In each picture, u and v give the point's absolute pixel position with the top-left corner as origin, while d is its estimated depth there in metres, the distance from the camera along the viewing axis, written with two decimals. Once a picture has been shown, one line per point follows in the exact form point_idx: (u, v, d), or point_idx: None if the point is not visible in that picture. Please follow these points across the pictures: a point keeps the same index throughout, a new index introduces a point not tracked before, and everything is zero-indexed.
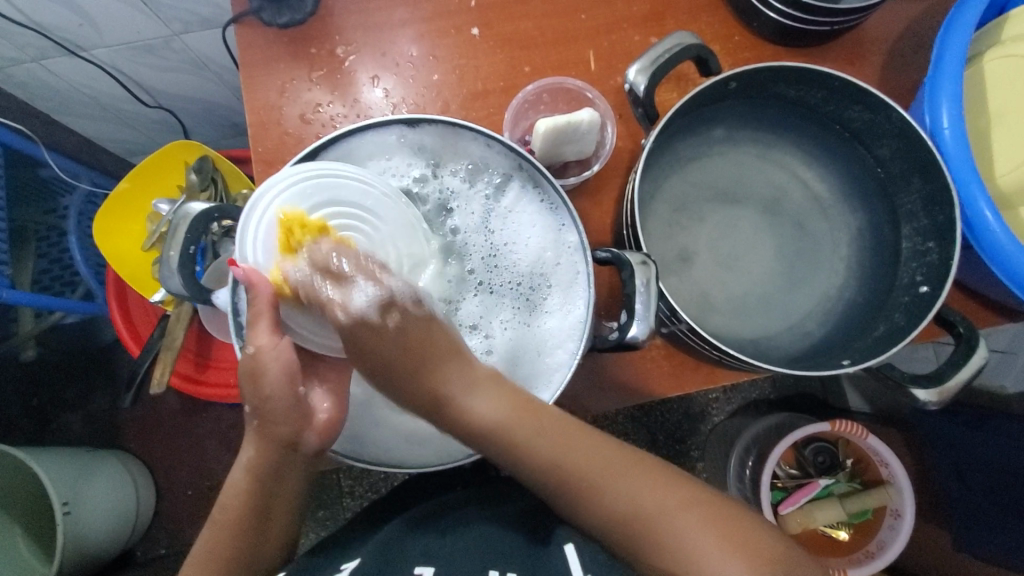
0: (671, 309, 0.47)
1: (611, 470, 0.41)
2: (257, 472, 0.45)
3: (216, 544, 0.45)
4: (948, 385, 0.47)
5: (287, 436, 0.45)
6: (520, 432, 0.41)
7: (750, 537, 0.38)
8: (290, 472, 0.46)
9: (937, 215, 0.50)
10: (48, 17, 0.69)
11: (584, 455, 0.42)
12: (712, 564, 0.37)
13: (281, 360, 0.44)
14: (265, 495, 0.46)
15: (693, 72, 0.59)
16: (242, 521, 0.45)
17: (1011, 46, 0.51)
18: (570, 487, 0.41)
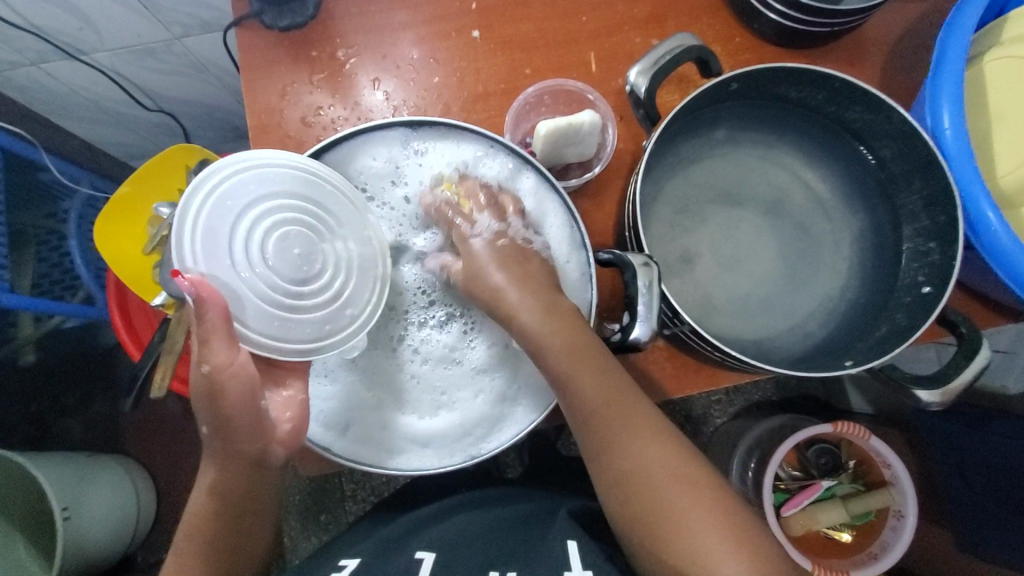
0: (673, 310, 0.47)
1: (665, 459, 0.43)
2: (223, 493, 0.45)
3: (191, 564, 0.45)
4: (952, 385, 0.47)
5: (254, 453, 0.44)
6: (594, 396, 0.44)
7: (750, 537, 0.41)
8: (259, 483, 0.46)
9: (939, 215, 0.50)
10: (49, 21, 0.69)
11: (624, 415, 0.44)
12: (709, 550, 0.40)
13: (239, 373, 0.41)
14: (234, 513, 0.46)
15: (694, 73, 0.59)
16: (214, 537, 0.46)
17: (1012, 46, 0.51)
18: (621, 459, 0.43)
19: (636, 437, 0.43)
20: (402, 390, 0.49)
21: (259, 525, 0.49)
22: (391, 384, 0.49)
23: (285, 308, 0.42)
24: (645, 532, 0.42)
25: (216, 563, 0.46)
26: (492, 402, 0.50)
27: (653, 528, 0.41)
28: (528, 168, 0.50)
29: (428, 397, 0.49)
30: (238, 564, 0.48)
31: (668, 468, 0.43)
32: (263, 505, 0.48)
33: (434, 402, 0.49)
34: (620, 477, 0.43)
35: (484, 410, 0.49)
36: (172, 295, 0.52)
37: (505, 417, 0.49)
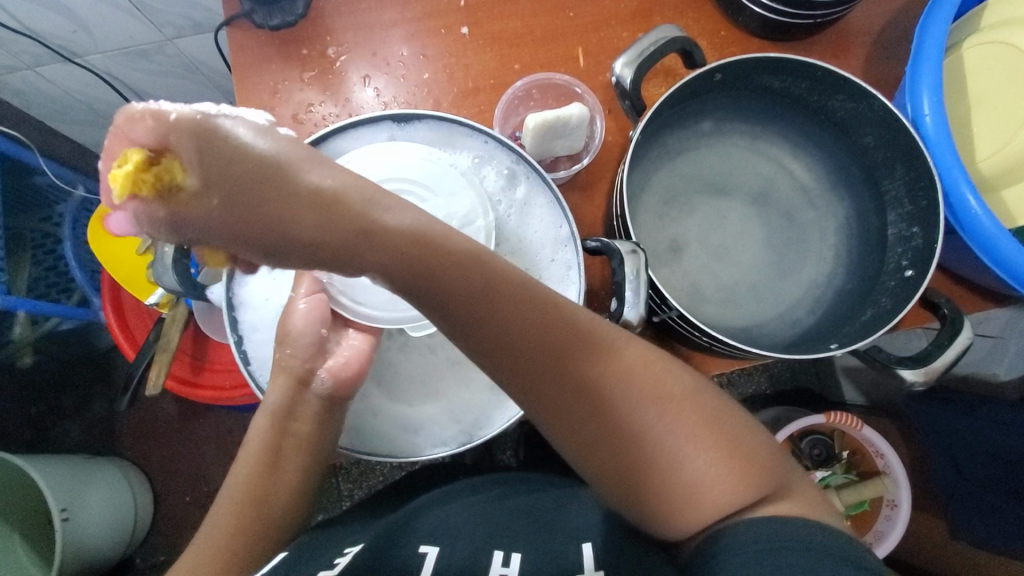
0: (660, 296, 0.48)
1: (643, 397, 0.41)
2: (279, 408, 0.49)
3: (247, 479, 0.48)
4: (934, 366, 0.48)
5: (302, 372, 0.48)
6: (548, 362, 0.40)
7: (728, 437, 0.41)
8: (302, 410, 0.49)
9: (920, 199, 0.51)
10: (44, 25, 0.70)
11: (582, 352, 0.40)
12: (688, 464, 0.40)
13: (309, 309, 0.47)
14: (286, 437, 0.49)
15: (680, 66, 0.60)
16: (268, 453, 0.49)
17: (990, 33, 0.52)
18: (586, 397, 0.41)
19: (608, 385, 0.41)
20: (394, 384, 0.51)
21: (305, 464, 0.50)
22: (401, 380, 0.50)
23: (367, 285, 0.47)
24: (622, 471, 0.41)
25: (263, 484, 0.48)
26: (484, 391, 0.50)
27: (637, 479, 0.40)
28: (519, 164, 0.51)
29: (418, 386, 0.50)
30: (274, 502, 0.48)
31: (635, 395, 0.41)
32: (310, 437, 0.49)
33: (422, 392, 0.50)
34: (585, 418, 0.41)
35: (474, 398, 0.50)
36: (166, 289, 0.52)
37: (495, 406, 0.49)
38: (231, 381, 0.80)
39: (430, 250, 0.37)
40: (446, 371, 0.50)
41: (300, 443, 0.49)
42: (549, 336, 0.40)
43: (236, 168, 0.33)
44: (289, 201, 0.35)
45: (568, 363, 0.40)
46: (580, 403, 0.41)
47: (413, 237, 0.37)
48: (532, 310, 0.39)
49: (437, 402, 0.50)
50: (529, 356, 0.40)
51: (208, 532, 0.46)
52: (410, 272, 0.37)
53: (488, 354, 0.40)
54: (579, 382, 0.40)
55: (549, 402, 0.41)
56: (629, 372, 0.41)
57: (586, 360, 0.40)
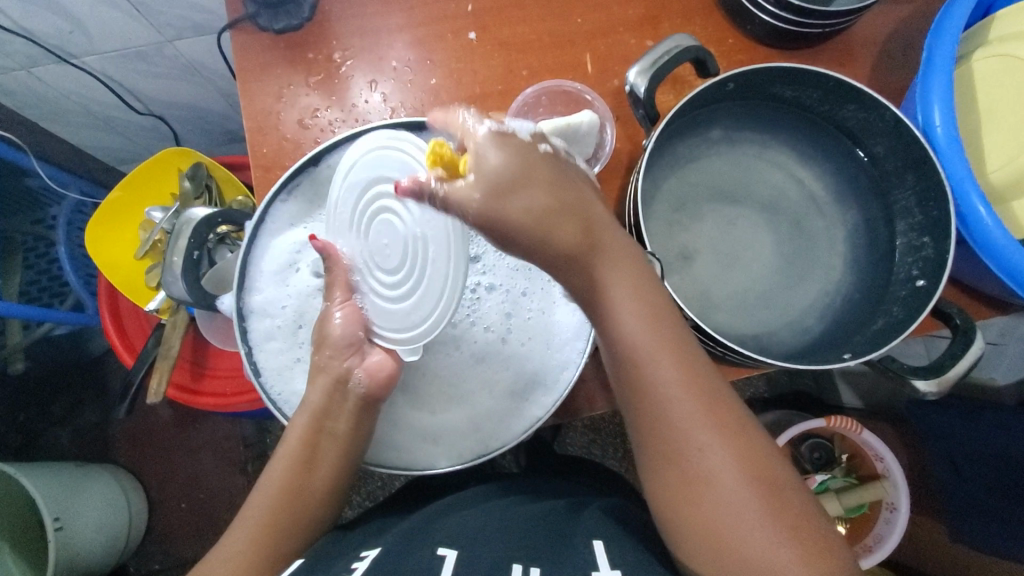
0: (675, 306, 0.48)
1: (744, 465, 0.38)
2: (316, 409, 0.48)
3: (283, 474, 0.48)
4: (948, 375, 0.48)
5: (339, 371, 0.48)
6: (665, 403, 0.40)
7: (809, 527, 0.38)
8: (338, 408, 0.48)
9: (931, 210, 0.51)
10: (38, 24, 0.68)
11: (678, 386, 0.40)
12: (763, 538, 0.37)
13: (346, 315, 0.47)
14: (320, 438, 0.48)
15: (690, 74, 0.60)
16: (303, 452, 0.48)
17: (999, 45, 0.52)
18: (672, 431, 0.40)
19: (711, 441, 0.39)
20: (418, 392, 0.51)
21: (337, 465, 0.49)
22: (423, 390, 0.51)
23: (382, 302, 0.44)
24: (692, 516, 0.39)
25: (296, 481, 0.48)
26: (505, 396, 0.50)
27: (704, 529, 0.38)
28: None
29: (439, 395, 0.51)
30: (306, 496, 0.48)
31: (723, 444, 0.39)
32: (344, 441, 0.48)
33: (446, 399, 0.51)
34: (666, 450, 0.40)
35: (491, 407, 0.50)
36: (173, 297, 0.54)
37: (513, 414, 0.49)
38: (232, 388, 0.79)
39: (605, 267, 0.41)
40: (469, 375, 0.51)
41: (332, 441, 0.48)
42: (664, 369, 0.40)
43: (525, 162, 0.38)
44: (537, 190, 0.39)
45: (687, 411, 0.39)
46: (666, 436, 0.40)
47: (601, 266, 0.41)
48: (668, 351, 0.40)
49: (457, 411, 0.50)
50: (651, 390, 0.40)
51: (243, 519, 0.47)
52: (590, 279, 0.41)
53: (618, 374, 0.42)
54: (687, 433, 0.39)
55: (638, 423, 0.41)
56: (737, 434, 0.39)
57: (683, 394, 0.40)
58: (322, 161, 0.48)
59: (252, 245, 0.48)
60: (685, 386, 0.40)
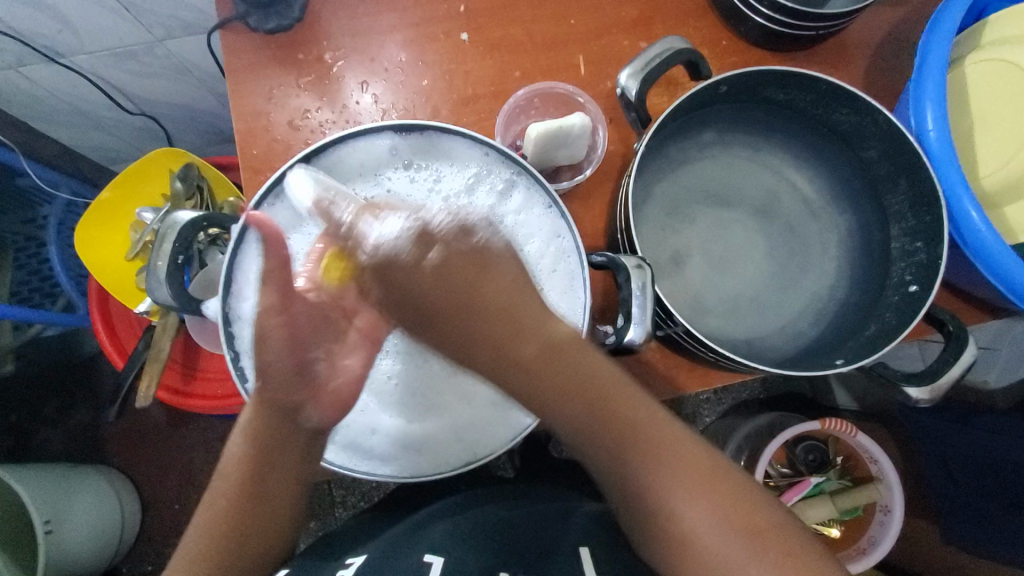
0: (666, 312, 0.47)
1: (726, 518, 0.39)
2: (255, 437, 0.45)
3: (222, 506, 0.45)
4: (940, 382, 0.48)
5: (287, 404, 0.46)
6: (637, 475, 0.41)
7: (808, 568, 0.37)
8: (287, 442, 0.46)
9: (923, 215, 0.51)
10: (26, 23, 0.67)
11: (640, 445, 0.41)
12: None
13: (289, 327, 0.45)
14: (264, 463, 0.46)
15: (684, 76, 0.59)
16: (246, 478, 0.45)
17: (991, 49, 0.52)
18: (646, 488, 0.40)
19: (688, 501, 0.39)
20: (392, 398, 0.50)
21: (288, 500, 0.47)
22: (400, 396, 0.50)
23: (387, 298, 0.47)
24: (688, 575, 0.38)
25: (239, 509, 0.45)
26: (489, 405, 0.49)
27: None
28: (523, 175, 0.50)
29: (420, 402, 0.49)
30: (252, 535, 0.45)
31: (698, 495, 0.39)
32: (295, 474, 0.47)
33: (421, 410, 0.49)
34: (646, 512, 0.40)
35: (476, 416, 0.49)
36: (159, 303, 0.52)
37: (500, 422, 0.49)
38: (223, 390, 0.78)
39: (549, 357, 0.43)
40: (450, 384, 0.50)
41: (282, 475, 0.46)
42: (619, 431, 0.42)
43: (461, 263, 0.44)
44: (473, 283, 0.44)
45: (658, 479, 0.40)
46: (643, 498, 0.40)
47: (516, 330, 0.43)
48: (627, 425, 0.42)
49: (441, 418, 0.49)
50: (615, 454, 0.41)
51: (181, 557, 0.44)
52: (542, 369, 0.43)
53: (595, 459, 0.43)
54: (664, 498, 0.40)
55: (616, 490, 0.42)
56: (713, 488, 0.40)
57: (646, 453, 0.41)
58: (311, 163, 0.48)
59: (237, 249, 0.47)
60: (653, 459, 0.41)
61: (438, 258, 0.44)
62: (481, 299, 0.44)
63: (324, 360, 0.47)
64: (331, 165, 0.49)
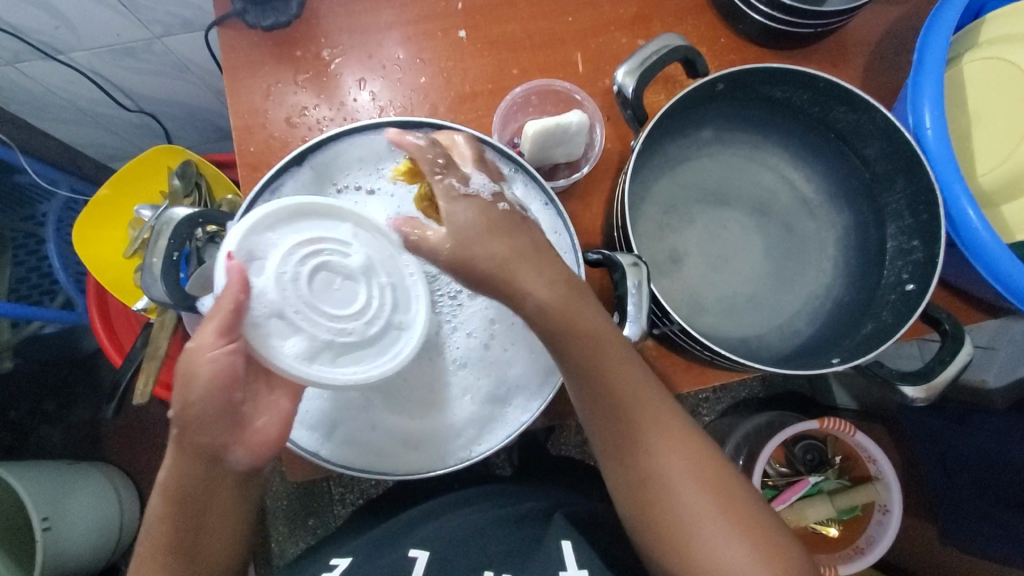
0: (662, 309, 0.47)
1: (698, 473, 0.42)
2: (178, 492, 0.41)
3: (152, 563, 0.42)
4: (936, 381, 0.48)
5: (209, 451, 0.41)
6: (633, 437, 0.43)
7: (756, 525, 0.41)
8: (216, 489, 0.43)
9: (921, 213, 0.51)
10: (24, 19, 0.67)
11: (635, 395, 0.43)
12: (715, 538, 0.40)
13: (216, 366, 0.40)
14: (198, 510, 0.42)
15: (681, 74, 0.59)
16: (180, 527, 0.42)
17: (989, 47, 0.52)
18: (629, 436, 0.43)
19: (665, 453, 0.42)
20: (388, 395, 0.49)
21: (228, 538, 0.45)
22: (389, 390, 0.49)
23: (331, 337, 0.41)
24: (651, 516, 0.42)
25: (176, 560, 0.42)
26: (485, 402, 0.49)
27: (666, 533, 0.42)
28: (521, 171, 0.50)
29: (415, 400, 0.49)
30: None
31: (674, 448, 0.42)
32: (232, 513, 0.44)
33: (418, 408, 0.49)
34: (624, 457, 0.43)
35: (472, 414, 0.49)
36: (154, 301, 0.51)
37: (498, 419, 0.49)
38: None
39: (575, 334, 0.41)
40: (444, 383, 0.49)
41: (217, 520, 0.44)
42: (620, 377, 0.42)
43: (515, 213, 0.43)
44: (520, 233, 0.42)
45: (653, 442, 0.43)
46: (626, 444, 0.43)
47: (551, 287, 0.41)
48: (638, 390, 0.43)
49: (437, 414, 0.49)
50: (610, 402, 0.43)
51: None
52: (561, 340, 0.42)
53: (592, 420, 0.44)
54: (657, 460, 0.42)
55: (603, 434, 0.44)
56: (691, 444, 0.43)
57: (637, 406, 0.43)
58: (305, 160, 0.48)
59: None
60: (651, 423, 0.43)
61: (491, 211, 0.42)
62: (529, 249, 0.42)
63: (252, 401, 0.43)
64: (325, 163, 0.49)
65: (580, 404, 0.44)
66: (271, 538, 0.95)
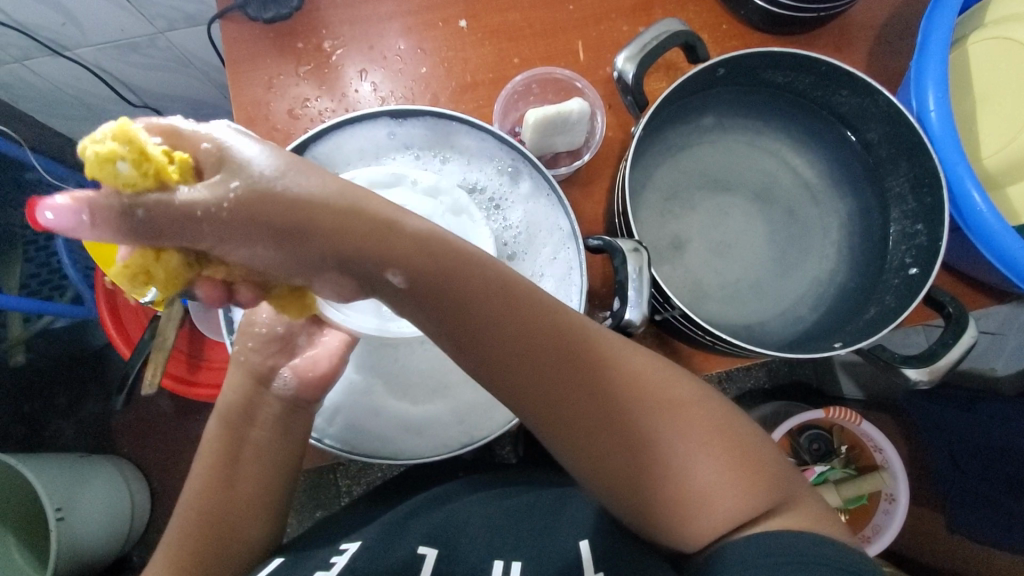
0: (663, 294, 0.47)
1: (648, 406, 0.40)
2: (231, 410, 0.48)
3: (190, 509, 0.45)
4: (940, 364, 0.48)
5: (263, 370, 0.49)
6: (563, 386, 0.39)
7: (724, 440, 0.41)
8: (262, 412, 0.49)
9: (925, 196, 0.50)
10: (30, 16, 0.68)
11: (550, 355, 0.39)
12: (690, 463, 0.40)
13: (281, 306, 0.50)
14: (238, 438, 0.48)
15: (682, 60, 0.59)
16: (213, 475, 0.46)
17: (996, 27, 0.52)
18: (561, 397, 0.39)
19: (611, 401, 0.40)
20: (391, 383, 0.50)
21: (264, 478, 0.47)
22: (389, 378, 0.50)
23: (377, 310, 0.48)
24: (614, 470, 0.40)
25: (210, 507, 0.45)
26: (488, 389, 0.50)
27: (641, 482, 0.40)
28: (527, 163, 0.50)
29: (416, 387, 0.50)
30: (231, 518, 0.45)
31: (614, 391, 0.40)
32: (268, 446, 0.48)
33: (421, 394, 0.50)
34: (564, 420, 0.40)
35: (471, 401, 0.50)
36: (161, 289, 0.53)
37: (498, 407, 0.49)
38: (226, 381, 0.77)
39: (490, 300, 0.37)
40: (445, 373, 0.50)
41: (258, 448, 0.48)
42: (532, 338, 0.38)
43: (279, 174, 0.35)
44: (304, 201, 0.35)
45: (603, 400, 0.40)
46: (562, 403, 0.39)
47: (424, 240, 0.36)
48: (559, 340, 0.39)
49: (438, 402, 0.50)
50: (530, 370, 0.39)
51: (162, 553, 0.44)
52: (468, 306, 0.37)
53: (508, 383, 0.39)
54: (620, 417, 0.40)
55: (538, 405, 0.40)
56: (626, 369, 0.40)
57: (559, 365, 0.39)
58: (308, 150, 0.48)
59: None
60: (599, 383, 0.40)
61: (236, 197, 0.34)
62: (322, 235, 0.35)
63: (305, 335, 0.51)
64: (343, 151, 0.49)
65: (488, 369, 0.39)
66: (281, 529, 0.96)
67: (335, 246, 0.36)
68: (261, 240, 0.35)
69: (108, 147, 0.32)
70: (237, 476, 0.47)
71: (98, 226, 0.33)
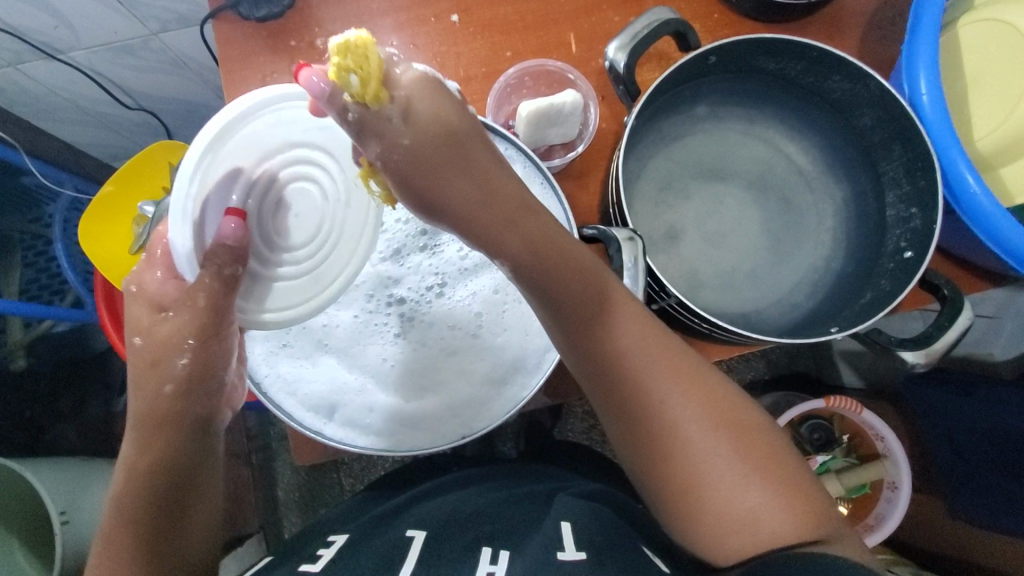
0: (659, 283, 0.47)
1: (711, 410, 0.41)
2: (164, 463, 0.41)
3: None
4: (936, 347, 0.48)
5: (199, 418, 0.43)
6: (634, 364, 0.41)
7: (778, 469, 0.40)
8: (204, 459, 0.44)
9: (919, 179, 0.50)
10: (23, 20, 0.68)
11: (627, 333, 0.41)
12: (741, 481, 0.39)
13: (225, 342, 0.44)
14: (178, 490, 0.42)
15: (674, 50, 0.59)
16: (147, 536, 0.40)
17: (985, 10, 0.52)
18: (626, 377, 0.41)
19: (676, 392, 0.41)
20: (389, 376, 0.50)
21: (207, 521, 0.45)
22: (384, 372, 0.50)
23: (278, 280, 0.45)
24: (662, 459, 0.41)
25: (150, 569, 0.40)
26: (482, 384, 0.50)
27: (687, 481, 0.40)
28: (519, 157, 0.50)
29: (413, 381, 0.50)
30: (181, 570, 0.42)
31: (679, 383, 0.41)
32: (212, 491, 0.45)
33: (419, 389, 0.50)
34: (624, 396, 0.41)
35: (468, 395, 0.50)
36: None
37: (494, 399, 0.49)
38: None
39: (586, 281, 0.40)
40: (443, 366, 0.50)
41: (200, 494, 0.44)
42: (614, 319, 0.41)
43: (439, 139, 0.37)
44: (454, 179, 0.38)
45: (667, 391, 0.41)
46: (625, 381, 0.41)
47: (545, 231, 0.40)
48: (632, 325, 0.41)
49: (433, 396, 0.50)
50: (605, 344, 0.41)
51: None
52: (555, 283, 0.40)
53: (578, 351, 0.42)
54: (680, 413, 0.41)
55: (603, 378, 0.42)
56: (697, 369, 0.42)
57: (629, 346, 0.41)
58: None
59: None
60: (672, 372, 0.41)
61: (411, 142, 0.36)
62: (455, 211, 0.38)
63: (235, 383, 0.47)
64: (282, 122, 0.42)
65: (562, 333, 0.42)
66: (284, 529, 0.96)
67: (466, 220, 0.39)
68: (407, 195, 0.38)
69: (334, 59, 0.33)
70: (182, 524, 0.42)
71: (324, 104, 0.35)
